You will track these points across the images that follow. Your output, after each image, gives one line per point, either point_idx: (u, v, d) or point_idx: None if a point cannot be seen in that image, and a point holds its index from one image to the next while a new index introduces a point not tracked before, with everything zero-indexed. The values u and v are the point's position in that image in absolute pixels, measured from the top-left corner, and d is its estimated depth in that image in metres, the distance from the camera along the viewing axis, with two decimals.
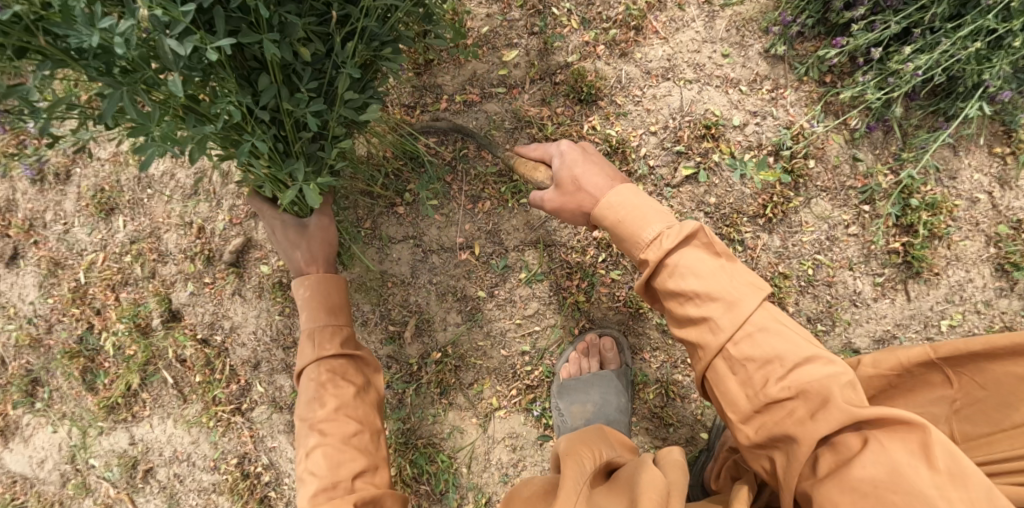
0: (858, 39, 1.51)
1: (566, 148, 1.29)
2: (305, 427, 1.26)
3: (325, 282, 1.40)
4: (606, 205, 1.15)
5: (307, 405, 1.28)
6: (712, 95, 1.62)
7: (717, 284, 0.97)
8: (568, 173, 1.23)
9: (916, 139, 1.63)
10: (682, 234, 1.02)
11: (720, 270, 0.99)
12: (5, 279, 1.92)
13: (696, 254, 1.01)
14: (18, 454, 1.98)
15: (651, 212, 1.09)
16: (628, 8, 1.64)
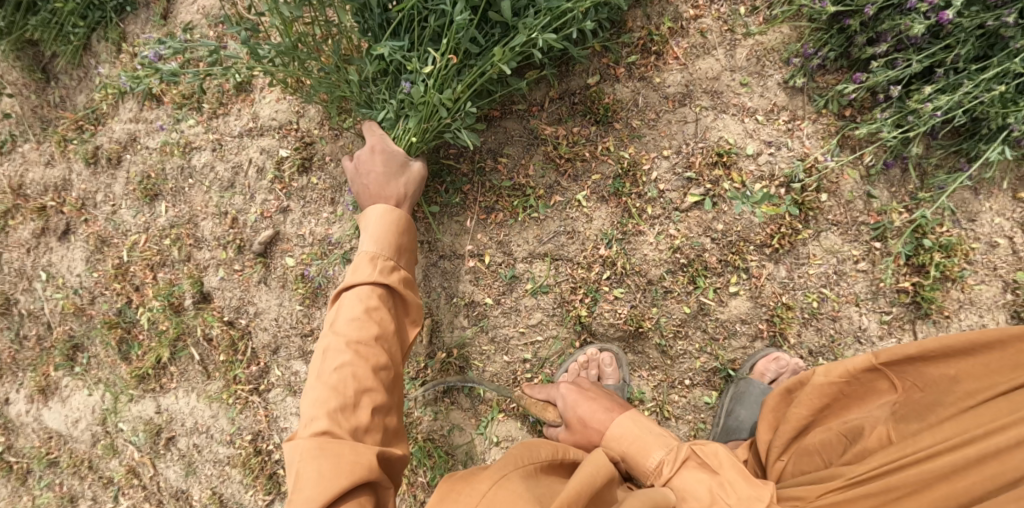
0: (878, 76, 1.50)
1: (565, 390, 1.51)
2: (340, 344, 1.24)
3: (404, 222, 1.43)
4: (611, 437, 1.34)
5: (347, 322, 1.27)
6: (728, 123, 1.64)
7: (700, 495, 1.16)
8: (575, 416, 1.44)
9: (934, 180, 1.61)
10: (680, 461, 1.23)
11: (711, 491, 1.16)
12: (57, 251, 2.08)
13: (694, 475, 1.20)
14: (56, 412, 2.16)
15: (650, 441, 1.28)
16: (651, 33, 1.68)
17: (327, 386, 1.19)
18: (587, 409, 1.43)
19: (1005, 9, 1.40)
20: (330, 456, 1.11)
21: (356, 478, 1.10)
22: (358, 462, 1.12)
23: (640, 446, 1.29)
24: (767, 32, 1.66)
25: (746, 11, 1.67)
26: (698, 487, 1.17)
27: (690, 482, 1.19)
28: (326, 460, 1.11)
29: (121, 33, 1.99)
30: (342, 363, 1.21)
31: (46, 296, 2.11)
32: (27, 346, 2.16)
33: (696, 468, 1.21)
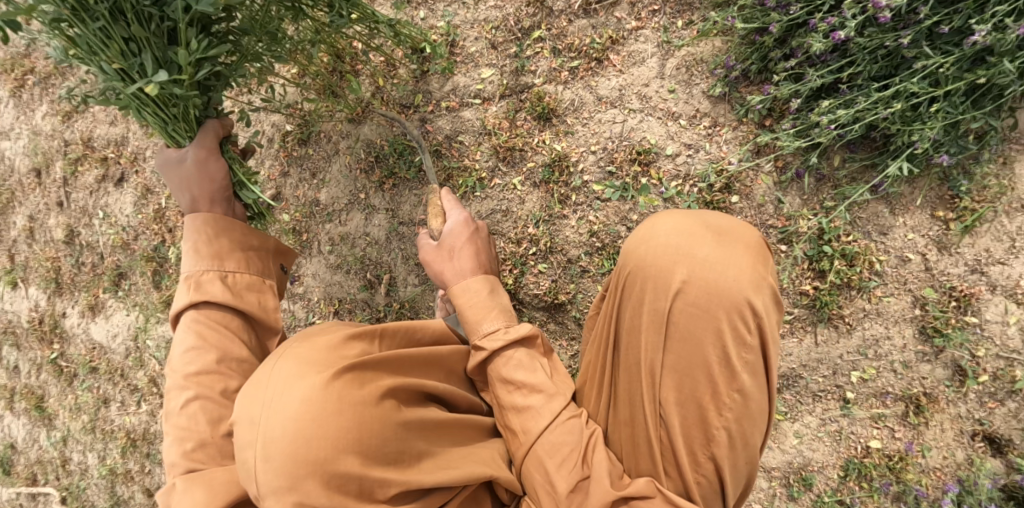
0: (783, 89, 1.64)
1: (458, 223, 1.56)
2: (180, 380, 1.30)
3: (211, 223, 1.41)
4: (463, 287, 1.42)
5: (182, 356, 1.32)
6: (652, 125, 1.82)
7: (539, 380, 1.27)
8: (449, 246, 1.51)
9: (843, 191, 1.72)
10: (518, 334, 1.31)
11: (541, 370, 1.29)
12: (113, 194, 2.54)
13: (523, 353, 1.31)
14: (100, 326, 2.63)
15: (496, 309, 1.37)
16: (594, 41, 1.90)
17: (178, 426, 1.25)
18: (463, 246, 1.51)
19: (902, 31, 1.49)
20: (201, 486, 1.20)
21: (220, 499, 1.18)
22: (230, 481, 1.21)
23: (479, 313, 1.38)
24: (699, 45, 1.82)
25: (682, 25, 1.85)
26: (522, 362, 1.29)
27: (512, 361, 1.30)
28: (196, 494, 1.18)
29: None
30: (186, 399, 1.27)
31: (101, 231, 2.57)
32: (84, 271, 2.64)
33: (528, 350, 1.32)
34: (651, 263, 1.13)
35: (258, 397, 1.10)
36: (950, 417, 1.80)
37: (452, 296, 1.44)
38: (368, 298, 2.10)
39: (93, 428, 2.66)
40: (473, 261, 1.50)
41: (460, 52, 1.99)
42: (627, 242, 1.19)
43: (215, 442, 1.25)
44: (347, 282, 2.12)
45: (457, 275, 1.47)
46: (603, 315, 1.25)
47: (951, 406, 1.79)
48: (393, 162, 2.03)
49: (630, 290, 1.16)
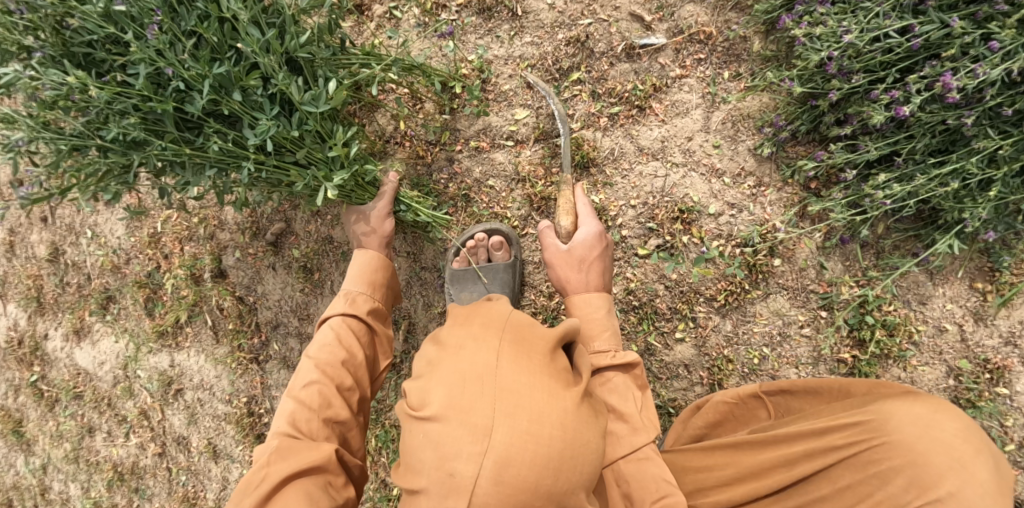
0: (837, 158, 1.58)
1: (591, 234, 1.60)
2: (310, 363, 1.53)
3: (375, 261, 1.72)
4: (582, 302, 1.50)
5: (319, 347, 1.56)
6: (695, 181, 1.75)
7: (630, 409, 1.32)
8: (579, 255, 1.56)
9: (887, 260, 1.69)
10: (626, 362, 1.38)
11: (634, 398, 1.35)
12: (102, 214, 2.37)
13: (622, 380, 1.38)
14: (86, 352, 2.48)
15: (609, 333, 1.45)
16: (635, 87, 1.80)
17: (301, 400, 1.46)
18: (592, 261, 1.56)
19: (966, 110, 1.44)
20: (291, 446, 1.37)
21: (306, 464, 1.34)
22: (316, 450, 1.38)
23: (595, 329, 1.46)
24: (745, 99, 1.75)
25: (728, 76, 1.78)
26: (629, 394, 1.35)
27: (610, 384, 1.38)
28: (286, 460, 1.34)
29: None
30: (312, 380, 1.49)
31: (89, 251, 2.41)
32: (69, 291, 2.48)
33: (628, 377, 1.39)
34: (922, 442, 1.11)
35: (478, 373, 1.14)
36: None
37: (572, 305, 1.52)
38: None
39: (77, 457, 2.51)
40: (596, 275, 1.56)
41: (491, 90, 1.88)
42: (904, 409, 1.16)
43: (316, 419, 1.44)
44: None
45: (578, 285, 1.54)
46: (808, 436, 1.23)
47: None
48: (416, 204, 1.91)
49: (880, 453, 1.14)
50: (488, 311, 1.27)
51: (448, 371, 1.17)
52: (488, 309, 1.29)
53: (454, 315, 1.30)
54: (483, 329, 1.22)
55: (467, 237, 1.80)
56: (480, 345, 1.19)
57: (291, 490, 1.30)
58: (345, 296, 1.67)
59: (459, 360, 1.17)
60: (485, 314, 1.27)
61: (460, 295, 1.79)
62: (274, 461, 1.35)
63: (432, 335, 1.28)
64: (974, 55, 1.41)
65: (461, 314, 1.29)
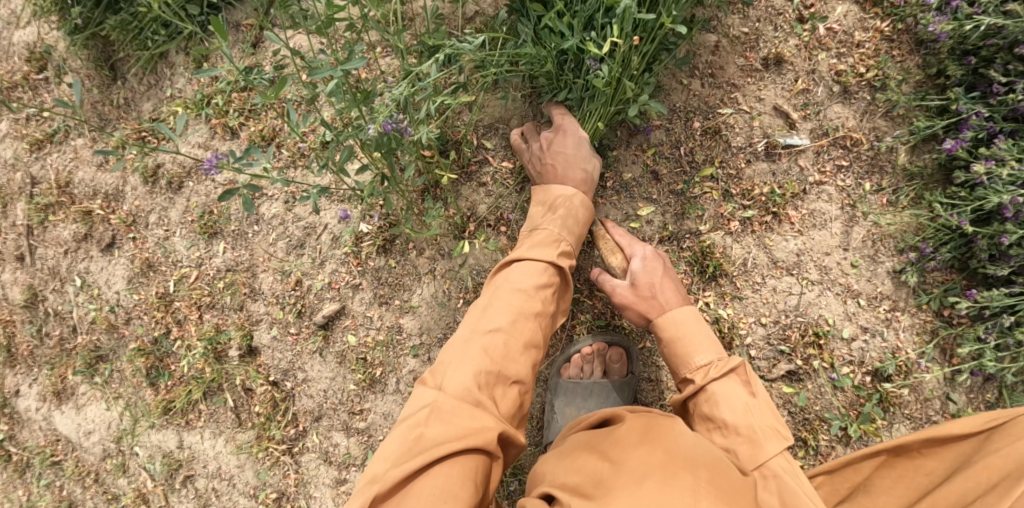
0: (996, 300, 1.48)
1: (648, 254, 1.49)
2: (505, 309, 1.30)
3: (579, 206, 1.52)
4: (668, 319, 1.38)
5: (515, 289, 1.33)
6: (830, 301, 1.63)
7: (746, 419, 1.19)
8: (646, 280, 1.44)
9: (1017, 397, 1.56)
10: (727, 367, 1.26)
11: (749, 406, 1.21)
12: (98, 261, 2.03)
13: (733, 386, 1.24)
14: (68, 418, 2.09)
15: (705, 341, 1.33)
16: (773, 191, 1.63)
17: (478, 347, 1.23)
18: (660, 281, 1.44)
19: None
20: (455, 414, 1.15)
21: (473, 441, 1.12)
22: (485, 425, 1.15)
23: (690, 345, 1.34)
24: (888, 217, 1.62)
25: (870, 188, 1.64)
26: (737, 400, 1.22)
27: (717, 398, 1.24)
28: (448, 421, 1.15)
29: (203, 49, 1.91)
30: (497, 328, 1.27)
31: (76, 302, 2.05)
32: (48, 344, 2.08)
33: (739, 383, 1.25)
34: None
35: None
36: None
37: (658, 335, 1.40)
38: None
39: None
40: (674, 293, 1.44)
41: (611, 177, 1.66)
42: None
43: (495, 380, 1.22)
44: None
45: (657, 307, 1.42)
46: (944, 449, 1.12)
47: None
48: None
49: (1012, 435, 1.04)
50: (670, 436, 1.11)
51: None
52: (669, 430, 1.14)
53: (629, 431, 1.15)
54: (657, 450, 1.08)
55: (575, 349, 1.63)
56: (660, 467, 1.04)
57: (441, 466, 1.10)
58: (544, 237, 1.44)
59: (642, 490, 1.00)
60: (667, 436, 1.11)
61: (564, 411, 1.61)
62: (434, 417, 1.16)
63: (593, 444, 1.15)
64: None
65: (636, 431, 1.15)
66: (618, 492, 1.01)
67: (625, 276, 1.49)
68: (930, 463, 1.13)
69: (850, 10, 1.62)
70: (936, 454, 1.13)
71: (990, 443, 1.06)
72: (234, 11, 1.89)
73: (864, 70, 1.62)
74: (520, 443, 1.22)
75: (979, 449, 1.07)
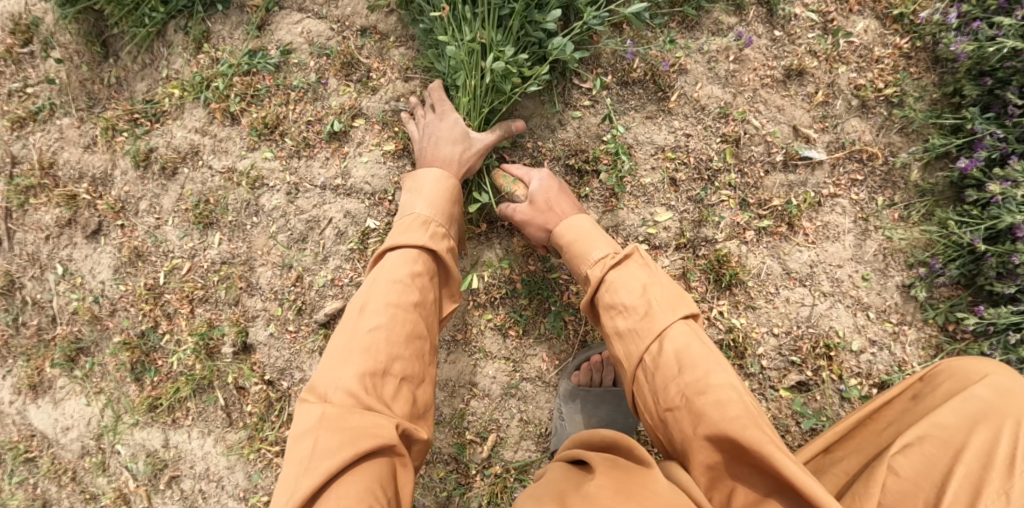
0: (1003, 317, 1.52)
1: (545, 178, 1.53)
2: (380, 305, 1.27)
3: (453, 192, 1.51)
4: (563, 228, 1.43)
5: (389, 283, 1.31)
6: (841, 314, 1.64)
7: (645, 299, 1.20)
8: (543, 197, 1.49)
9: None
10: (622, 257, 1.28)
11: (646, 287, 1.22)
12: (82, 249, 1.94)
13: (632, 271, 1.26)
14: (44, 412, 1.98)
15: (597, 240, 1.37)
16: (789, 202, 1.63)
17: (360, 344, 1.21)
18: (554, 196, 1.49)
19: None
20: (345, 421, 1.12)
21: (368, 443, 1.09)
22: (377, 427, 1.12)
23: (586, 244, 1.37)
24: (900, 231, 1.64)
25: (883, 203, 1.65)
26: (634, 283, 1.23)
27: (620, 286, 1.24)
28: (338, 431, 1.11)
29: (204, 30, 1.87)
30: (377, 321, 1.24)
31: (57, 291, 1.95)
32: (25, 334, 1.97)
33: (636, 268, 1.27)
34: (986, 390, 1.25)
35: None
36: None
37: (560, 241, 1.43)
38: (459, 455, 1.69)
39: None
40: (568, 205, 1.50)
41: (631, 180, 1.62)
42: (959, 362, 1.34)
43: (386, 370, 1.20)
44: (437, 433, 1.69)
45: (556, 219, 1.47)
46: (893, 410, 1.34)
47: None
48: (524, 303, 1.64)
49: (938, 379, 1.32)
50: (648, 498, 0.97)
51: None
52: (647, 488, 0.99)
53: (603, 486, 1.00)
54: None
55: (588, 355, 1.61)
56: None
57: (345, 481, 1.07)
58: (421, 223, 1.42)
59: None
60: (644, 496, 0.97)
61: (574, 418, 1.58)
62: (323, 433, 1.12)
63: (562, 492, 1.01)
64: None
65: (611, 483, 1.00)
66: None
67: (525, 198, 1.53)
68: (881, 425, 1.34)
69: (870, 26, 1.64)
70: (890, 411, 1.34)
71: (925, 396, 1.32)
72: None
73: (883, 86, 1.63)
74: (424, 436, 1.21)
75: (918, 401, 1.32)
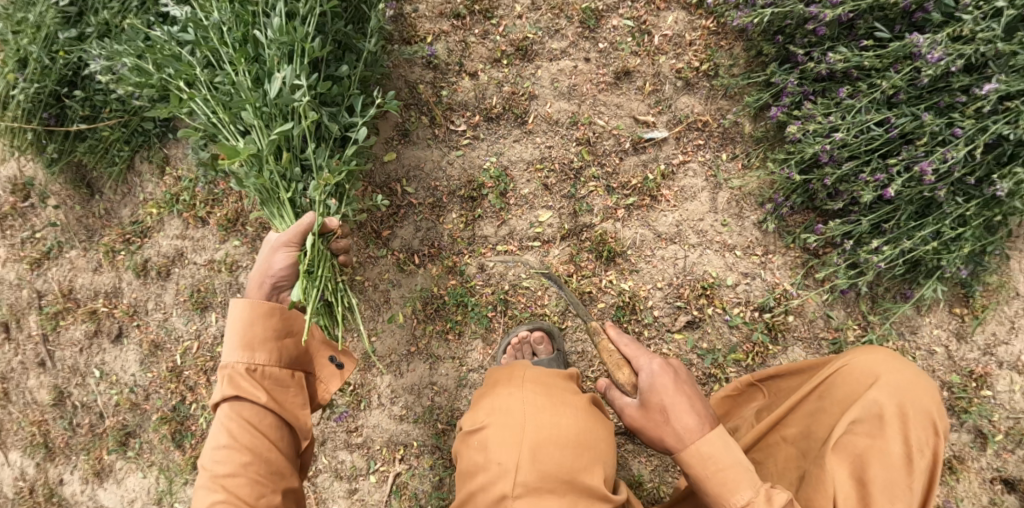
0: (837, 229, 1.82)
1: (657, 369, 1.47)
2: (209, 479, 1.29)
3: (257, 313, 1.42)
4: (695, 453, 1.34)
5: (214, 452, 1.31)
6: (711, 258, 1.96)
7: None
8: (657, 403, 1.42)
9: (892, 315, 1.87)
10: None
11: None
12: (111, 351, 2.41)
13: None
14: (111, 492, 2.43)
15: (742, 477, 1.30)
16: (646, 178, 1.96)
17: None
18: (674, 400, 1.41)
19: (937, 184, 1.71)
20: None
21: None
22: None
23: (728, 481, 1.30)
24: (744, 179, 1.96)
25: (726, 158, 1.97)
26: None
27: None
28: None
29: (162, 155, 2.32)
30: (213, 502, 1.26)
31: (99, 391, 2.42)
32: (80, 433, 2.43)
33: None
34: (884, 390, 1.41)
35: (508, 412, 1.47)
36: (971, 468, 2.20)
37: (688, 471, 1.35)
38: (439, 444, 2.06)
39: None
40: (689, 412, 1.40)
41: (513, 194, 1.98)
42: (862, 361, 1.47)
43: None
44: (417, 431, 2.07)
45: (679, 435, 1.38)
46: (802, 406, 1.50)
47: (974, 462, 2.19)
48: (455, 312, 2.01)
49: (839, 380, 1.47)
50: (513, 367, 1.62)
51: (488, 409, 1.51)
52: (513, 365, 1.64)
53: (491, 377, 1.65)
54: (510, 381, 1.56)
55: (511, 336, 1.94)
56: (507, 389, 1.53)
57: None
58: (227, 372, 1.37)
59: (495, 398, 1.53)
60: (509, 370, 1.62)
61: None
62: None
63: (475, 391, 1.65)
64: (943, 140, 1.67)
65: (495, 374, 1.65)
66: (482, 408, 1.53)
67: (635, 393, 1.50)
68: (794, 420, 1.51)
69: (678, 17, 1.96)
70: (802, 408, 1.50)
71: (830, 394, 1.47)
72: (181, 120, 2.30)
73: (699, 64, 1.95)
74: None
75: (827, 398, 1.47)
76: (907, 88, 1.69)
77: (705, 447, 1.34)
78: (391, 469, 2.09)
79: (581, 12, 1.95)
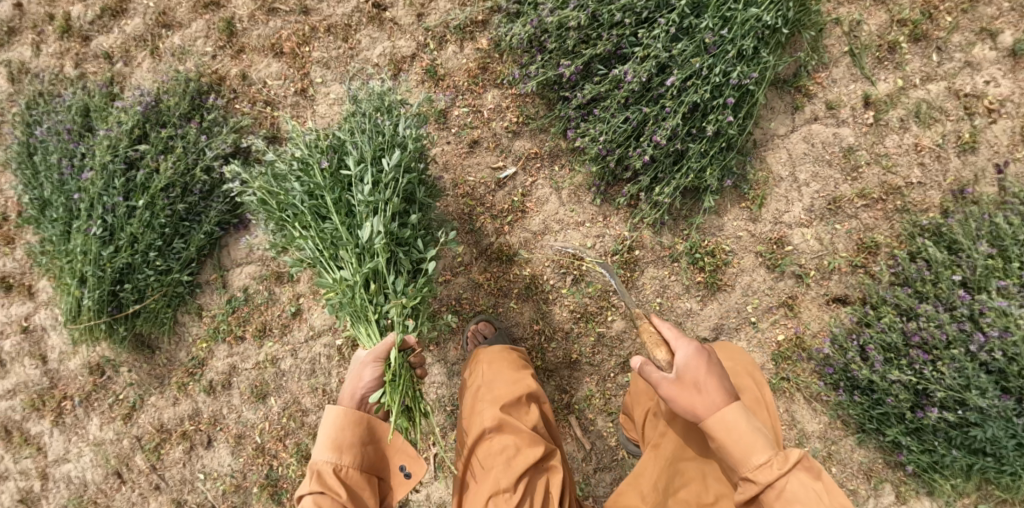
0: (632, 189, 2.85)
1: (694, 355, 2.24)
2: None
3: (337, 423, 2.32)
4: (723, 419, 2.12)
5: None
6: (572, 234, 3.00)
7: (802, 491, 2.00)
8: (694, 379, 2.19)
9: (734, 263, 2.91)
10: (789, 461, 2.04)
11: (802, 482, 2.02)
12: (207, 455, 3.34)
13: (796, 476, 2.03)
14: None
15: (760, 441, 2.10)
16: (513, 201, 3.01)
17: None
18: (705, 378, 2.19)
19: (672, 142, 2.71)
20: None
21: None
22: None
23: (750, 444, 2.09)
24: (573, 178, 2.99)
25: (558, 168, 3.00)
26: (798, 486, 2.02)
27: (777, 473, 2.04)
28: None
29: (197, 305, 3.30)
30: None
31: (208, 487, 3.34)
32: None
33: (791, 467, 2.04)
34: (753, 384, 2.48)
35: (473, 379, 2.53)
36: (804, 298, 3.14)
37: (720, 430, 2.12)
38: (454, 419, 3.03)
39: None
40: (716, 389, 2.18)
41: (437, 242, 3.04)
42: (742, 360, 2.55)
43: None
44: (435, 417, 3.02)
45: (710, 406, 2.15)
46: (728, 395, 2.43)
47: (807, 295, 3.13)
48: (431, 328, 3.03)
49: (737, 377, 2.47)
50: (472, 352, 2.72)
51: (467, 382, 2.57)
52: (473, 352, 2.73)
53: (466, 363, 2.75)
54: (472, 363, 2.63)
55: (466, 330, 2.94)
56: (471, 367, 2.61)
57: None
58: (317, 466, 2.24)
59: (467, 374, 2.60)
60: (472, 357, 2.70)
61: None
62: None
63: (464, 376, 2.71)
64: (660, 117, 2.68)
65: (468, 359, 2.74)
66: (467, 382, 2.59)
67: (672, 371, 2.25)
68: None
69: (495, 95, 3.03)
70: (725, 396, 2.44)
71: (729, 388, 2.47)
72: (201, 276, 3.29)
73: (517, 119, 3.00)
74: None
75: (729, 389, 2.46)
76: (629, 95, 2.71)
77: (729, 416, 2.13)
78: (428, 450, 3.03)
79: (433, 115, 3.03)
